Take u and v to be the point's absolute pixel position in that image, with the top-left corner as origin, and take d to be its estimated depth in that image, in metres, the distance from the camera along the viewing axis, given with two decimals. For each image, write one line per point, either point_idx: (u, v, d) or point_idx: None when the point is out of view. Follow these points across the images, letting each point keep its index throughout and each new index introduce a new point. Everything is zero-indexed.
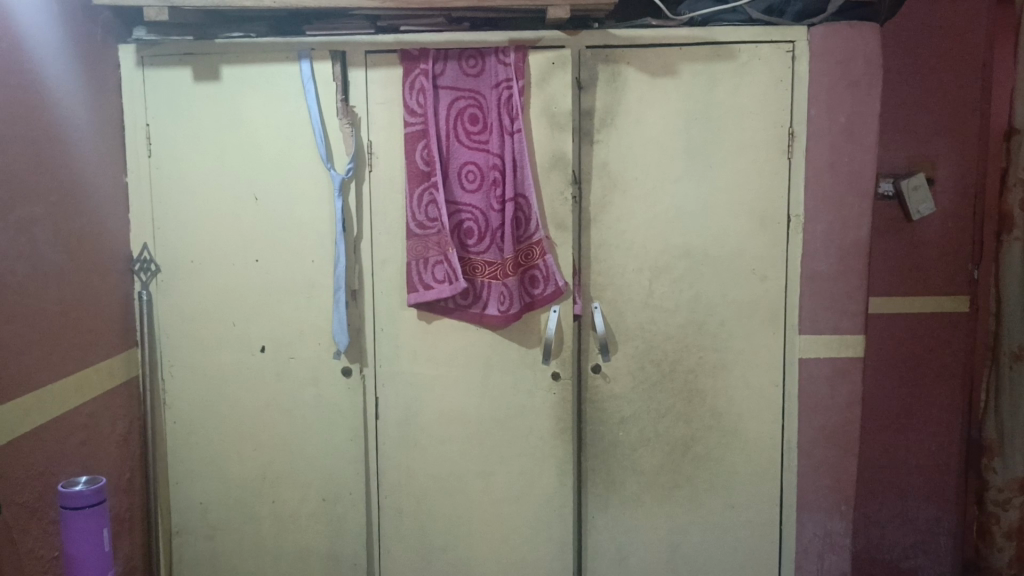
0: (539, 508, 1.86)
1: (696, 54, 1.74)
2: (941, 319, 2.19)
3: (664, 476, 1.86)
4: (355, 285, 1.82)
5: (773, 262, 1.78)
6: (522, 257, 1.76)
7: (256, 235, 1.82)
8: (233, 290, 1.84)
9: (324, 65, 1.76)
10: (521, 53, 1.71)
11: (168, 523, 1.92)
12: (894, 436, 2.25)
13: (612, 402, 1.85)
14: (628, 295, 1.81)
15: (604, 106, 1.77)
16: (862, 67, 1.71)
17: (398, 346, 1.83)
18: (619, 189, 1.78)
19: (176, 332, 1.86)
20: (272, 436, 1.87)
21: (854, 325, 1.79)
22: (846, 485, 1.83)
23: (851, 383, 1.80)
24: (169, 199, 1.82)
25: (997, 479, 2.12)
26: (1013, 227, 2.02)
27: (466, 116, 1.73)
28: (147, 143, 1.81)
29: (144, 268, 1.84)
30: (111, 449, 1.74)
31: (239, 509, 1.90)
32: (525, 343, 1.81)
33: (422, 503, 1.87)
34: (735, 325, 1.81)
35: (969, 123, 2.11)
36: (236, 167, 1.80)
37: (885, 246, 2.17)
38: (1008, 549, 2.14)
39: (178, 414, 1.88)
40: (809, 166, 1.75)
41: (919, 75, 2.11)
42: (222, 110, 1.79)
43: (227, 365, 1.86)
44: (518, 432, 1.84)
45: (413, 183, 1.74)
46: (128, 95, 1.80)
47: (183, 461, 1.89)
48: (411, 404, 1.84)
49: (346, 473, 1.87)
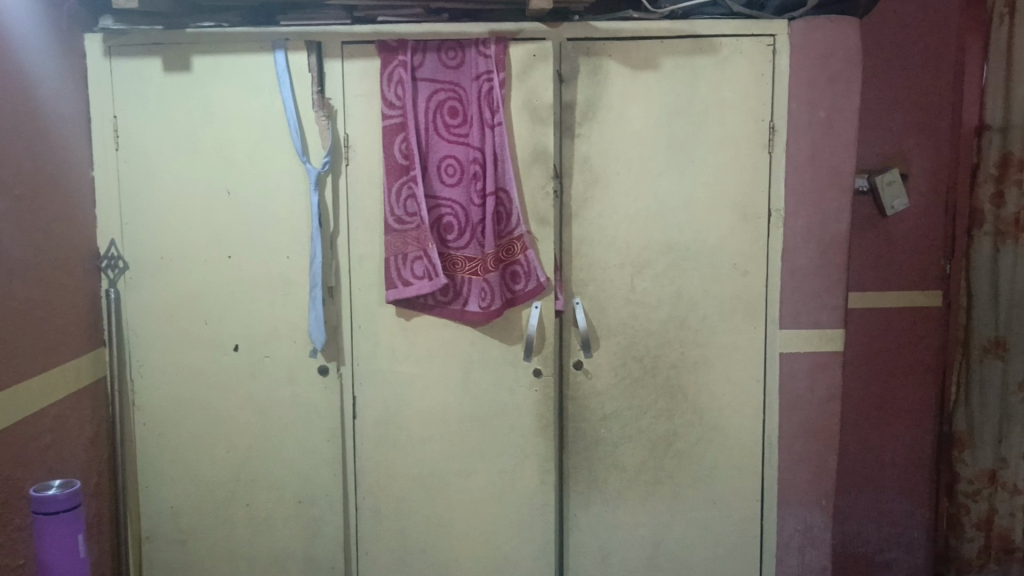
0: (521, 506, 1.83)
1: (678, 47, 1.73)
2: (913, 312, 2.19)
3: (646, 472, 1.85)
4: (332, 282, 1.77)
5: (754, 257, 1.78)
6: (504, 252, 1.73)
7: (230, 230, 1.77)
8: (205, 287, 1.78)
9: (299, 55, 1.72)
10: (502, 45, 1.69)
11: (137, 528, 1.86)
12: (870, 430, 2.25)
13: (595, 398, 1.83)
14: (610, 291, 1.79)
15: (586, 99, 1.74)
16: (842, 63, 1.71)
17: (377, 344, 1.79)
18: (601, 183, 1.76)
19: (146, 331, 1.80)
20: (246, 437, 1.82)
21: (834, 319, 1.79)
22: (826, 479, 1.84)
23: (831, 377, 1.81)
24: (138, 194, 1.76)
25: (968, 470, 2.19)
26: (983, 222, 2.07)
27: (446, 109, 1.70)
28: (115, 136, 1.75)
29: (112, 265, 1.78)
30: (78, 452, 1.68)
31: (213, 513, 1.85)
32: (507, 339, 1.78)
33: (401, 504, 1.84)
34: (717, 320, 1.80)
35: (942, 119, 2.12)
36: (209, 160, 1.75)
37: (861, 241, 2.17)
38: (977, 539, 2.22)
39: (147, 415, 1.82)
40: (789, 161, 1.75)
41: (893, 71, 2.11)
42: (195, 102, 1.74)
43: (199, 364, 1.81)
44: (499, 430, 1.81)
45: (392, 176, 1.70)
46: (95, 86, 1.74)
47: (153, 464, 1.83)
48: (390, 403, 1.81)
49: (323, 474, 1.83)
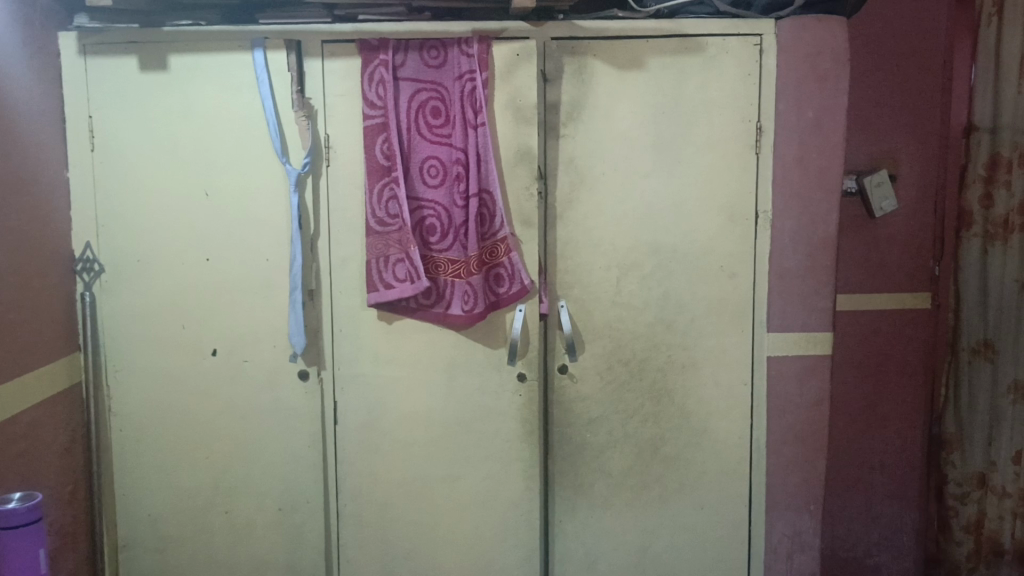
0: (506, 513, 1.81)
1: (664, 46, 1.71)
2: (902, 315, 2.18)
3: (633, 477, 1.82)
4: (312, 285, 1.75)
5: (742, 259, 1.76)
6: (487, 254, 1.71)
7: (208, 232, 1.73)
8: (183, 290, 1.75)
9: (278, 54, 1.68)
10: (484, 44, 1.66)
11: (114, 536, 1.82)
12: (858, 434, 2.24)
13: (580, 402, 1.80)
14: (595, 294, 1.77)
15: (571, 99, 1.72)
16: (830, 62, 1.69)
17: (359, 348, 1.76)
18: (586, 184, 1.74)
19: (123, 335, 1.76)
20: (225, 443, 1.79)
21: (822, 322, 1.77)
22: (815, 483, 1.82)
23: (820, 381, 1.78)
24: (115, 196, 1.73)
25: (956, 473, 2.17)
26: (972, 223, 2.06)
27: (428, 109, 1.67)
28: (90, 136, 1.71)
29: (88, 268, 1.74)
30: (52, 459, 1.64)
31: (191, 520, 1.81)
32: (490, 343, 1.75)
33: (384, 511, 1.81)
34: (705, 323, 1.78)
35: (930, 121, 2.10)
36: (186, 161, 1.72)
37: (850, 243, 2.15)
38: (967, 543, 2.19)
39: (124, 421, 1.79)
40: (777, 162, 1.73)
41: (883, 71, 2.09)
42: (172, 101, 1.70)
43: (177, 369, 1.77)
44: (484, 435, 1.79)
45: (373, 177, 1.67)
46: (70, 85, 1.70)
47: (131, 471, 1.80)
48: (373, 408, 1.78)
49: (305, 480, 1.79)
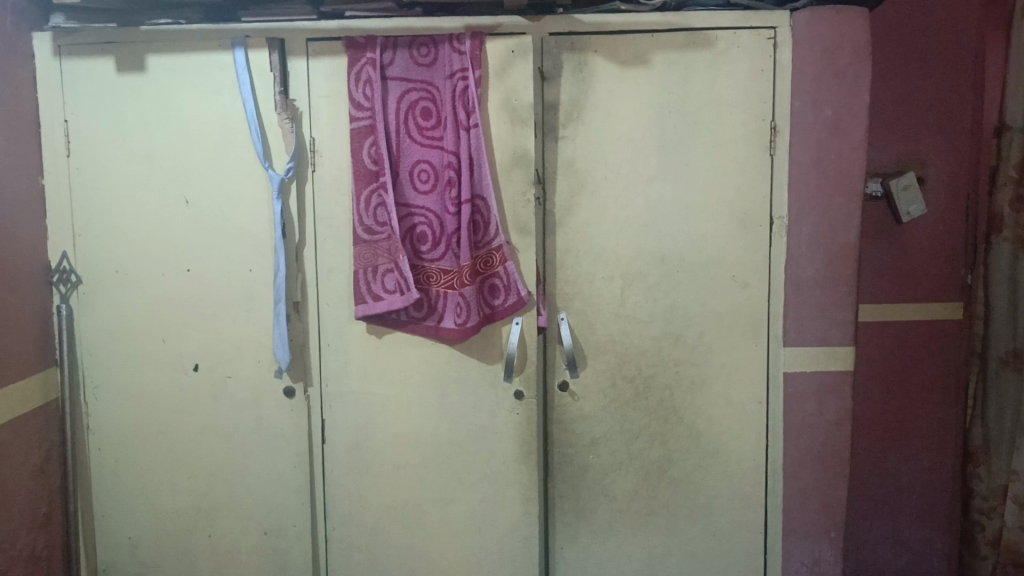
0: (504, 539, 1.70)
1: (670, 42, 1.59)
2: (932, 326, 2.04)
3: (639, 502, 1.71)
4: (297, 298, 1.66)
5: (754, 269, 1.64)
6: (481, 264, 1.61)
7: (188, 241, 1.65)
8: (164, 303, 1.67)
9: (261, 53, 1.60)
10: (477, 40, 1.55)
11: (94, 560, 1.74)
12: (885, 454, 2.10)
13: (583, 421, 1.69)
14: (597, 306, 1.66)
15: (570, 97, 1.61)
16: (850, 57, 1.56)
17: (346, 364, 1.67)
18: (587, 190, 1.63)
19: (101, 349, 1.68)
20: (208, 463, 1.70)
21: (843, 336, 1.65)
22: (836, 510, 1.69)
23: (840, 399, 1.66)
24: (91, 204, 1.65)
25: (983, 486, 2.02)
26: (1002, 228, 1.90)
27: (418, 110, 1.57)
28: (66, 142, 1.63)
29: (64, 279, 1.66)
30: (23, 480, 1.56)
31: (173, 544, 1.73)
32: (486, 358, 1.65)
33: (375, 536, 1.71)
34: (715, 337, 1.66)
35: (961, 119, 1.96)
36: (165, 167, 1.63)
37: (874, 249, 2.02)
38: (993, 558, 2.03)
39: (103, 440, 1.71)
40: (792, 165, 1.61)
41: (911, 66, 1.96)
42: (151, 105, 1.62)
43: (157, 386, 1.69)
44: (478, 456, 1.68)
45: (360, 183, 1.58)
46: (44, 88, 1.62)
47: (109, 493, 1.72)
48: (362, 428, 1.68)
49: (291, 503, 1.70)
